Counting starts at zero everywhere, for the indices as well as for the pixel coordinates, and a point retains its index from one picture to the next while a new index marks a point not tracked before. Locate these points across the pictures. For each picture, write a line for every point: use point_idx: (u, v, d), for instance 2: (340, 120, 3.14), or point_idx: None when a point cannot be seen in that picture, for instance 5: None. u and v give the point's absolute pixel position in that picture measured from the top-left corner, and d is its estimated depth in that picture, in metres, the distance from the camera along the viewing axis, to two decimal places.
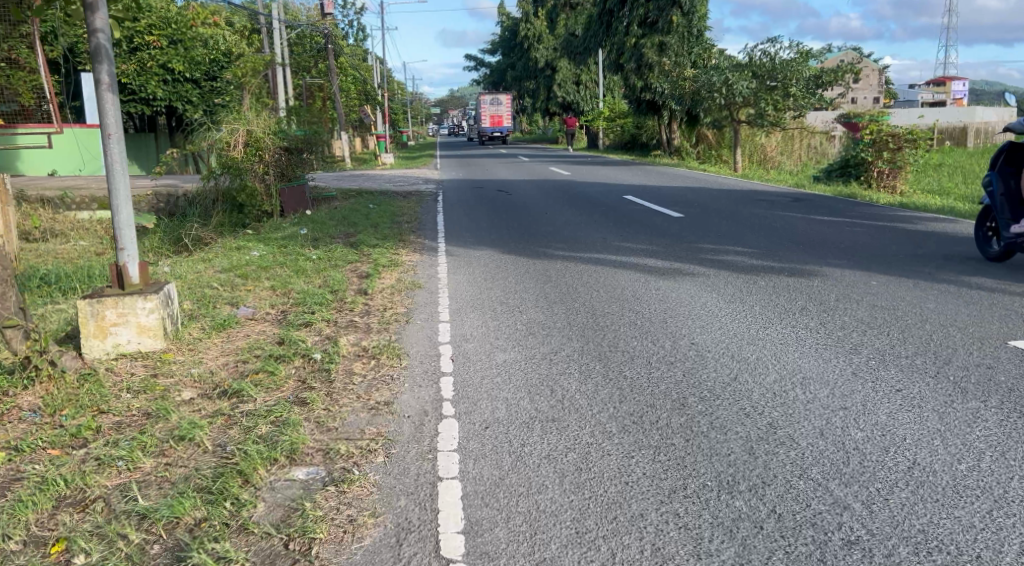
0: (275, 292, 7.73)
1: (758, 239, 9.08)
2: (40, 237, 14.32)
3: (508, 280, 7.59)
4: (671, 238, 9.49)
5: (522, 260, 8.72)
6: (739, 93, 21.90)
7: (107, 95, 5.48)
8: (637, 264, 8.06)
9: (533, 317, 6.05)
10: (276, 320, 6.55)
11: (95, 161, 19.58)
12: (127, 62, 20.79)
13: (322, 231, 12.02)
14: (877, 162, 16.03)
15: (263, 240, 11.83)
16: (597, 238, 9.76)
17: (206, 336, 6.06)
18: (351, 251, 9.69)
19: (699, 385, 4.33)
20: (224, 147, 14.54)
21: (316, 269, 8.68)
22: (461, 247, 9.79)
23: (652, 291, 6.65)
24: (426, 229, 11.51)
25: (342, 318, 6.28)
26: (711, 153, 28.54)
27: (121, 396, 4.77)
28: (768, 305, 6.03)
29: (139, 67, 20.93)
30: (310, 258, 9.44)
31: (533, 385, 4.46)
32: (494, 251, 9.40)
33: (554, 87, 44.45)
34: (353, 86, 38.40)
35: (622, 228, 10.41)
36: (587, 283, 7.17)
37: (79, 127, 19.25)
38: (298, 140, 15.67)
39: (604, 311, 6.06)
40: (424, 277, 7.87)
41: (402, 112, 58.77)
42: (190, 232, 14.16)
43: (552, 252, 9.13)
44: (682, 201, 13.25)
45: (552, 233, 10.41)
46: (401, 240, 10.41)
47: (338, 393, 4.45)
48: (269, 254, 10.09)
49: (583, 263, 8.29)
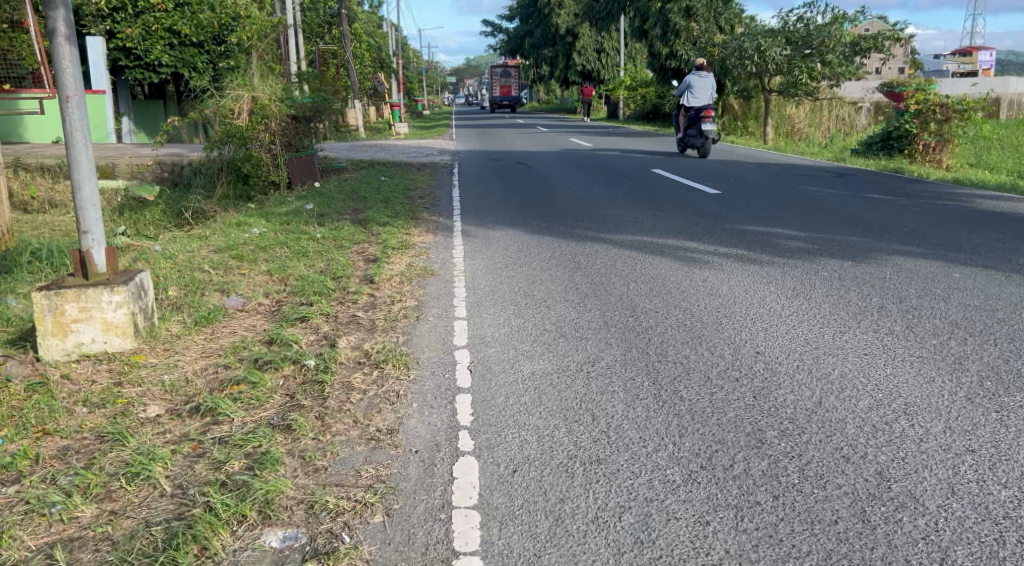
0: (273, 277, 6.94)
1: (808, 220, 8.18)
2: (37, 208, 13.65)
3: (532, 267, 6.75)
4: (710, 217, 8.60)
5: (547, 243, 7.88)
6: (771, 61, 20.80)
7: (64, 49, 4.65)
8: (676, 249, 7.20)
9: (562, 314, 5.23)
10: (270, 313, 5.76)
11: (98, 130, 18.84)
12: (132, 25, 19.93)
13: (330, 206, 11.20)
14: (923, 134, 14.99)
15: (267, 215, 11.05)
16: (629, 217, 8.88)
17: (188, 332, 5.29)
18: (359, 230, 8.88)
19: (775, 414, 3.48)
20: (228, 115, 13.66)
21: (319, 251, 7.88)
22: (479, 226, 8.96)
23: (700, 285, 5.79)
24: (441, 205, 10.68)
25: (344, 312, 5.47)
26: (738, 125, 27.35)
27: (75, 412, 4.00)
28: (840, 301, 5.15)
29: (144, 31, 20.08)
30: (315, 239, 8.64)
31: (568, 409, 3.63)
32: (515, 231, 8.57)
33: (573, 55, 43.14)
34: (366, 53, 37.34)
35: (654, 206, 9.53)
36: (622, 273, 6.32)
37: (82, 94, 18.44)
38: (306, 108, 14.79)
39: (646, 309, 5.21)
40: (437, 262, 7.05)
41: (417, 81, 57.45)
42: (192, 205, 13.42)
43: (580, 232, 8.27)
44: (715, 177, 12.31)
45: (578, 211, 9.53)
46: (414, 218, 9.58)
47: (331, 416, 3.64)
48: (271, 233, 9.29)
49: (614, 247, 7.44)
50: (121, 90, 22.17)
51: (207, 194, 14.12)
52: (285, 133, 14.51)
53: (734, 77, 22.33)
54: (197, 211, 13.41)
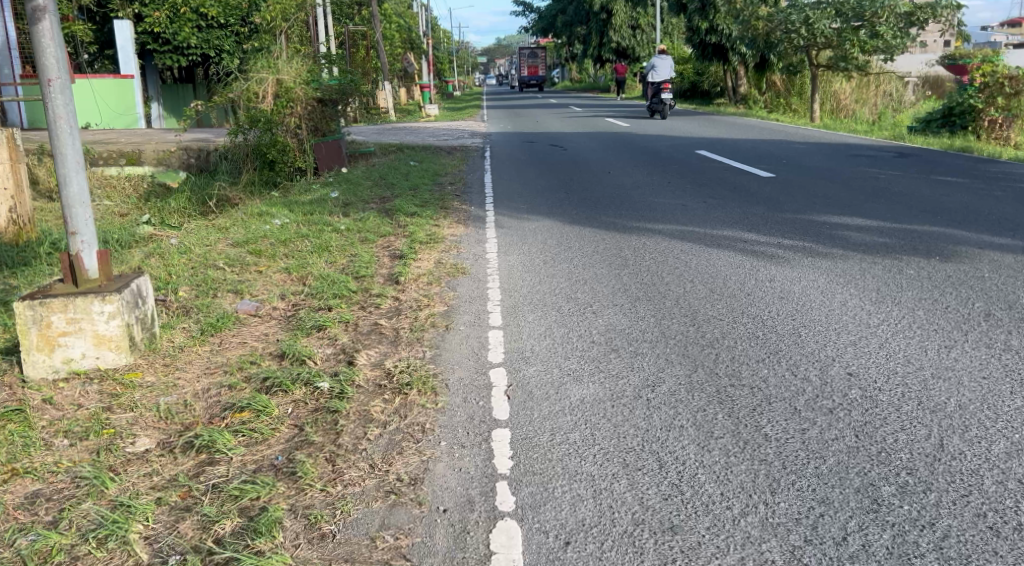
0: (291, 276, 6.39)
1: (876, 207, 7.45)
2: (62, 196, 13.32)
3: (574, 264, 6.11)
4: (766, 204, 7.89)
5: (588, 234, 7.25)
6: (820, 34, 19.83)
7: (44, 25, 4.06)
8: (733, 241, 6.52)
9: (611, 324, 4.60)
10: (285, 319, 5.19)
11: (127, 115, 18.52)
12: (160, 8, 19.55)
13: (356, 194, 10.67)
14: (989, 109, 14.11)
15: (291, 203, 10.55)
16: (677, 206, 8.21)
17: (194, 342, 4.73)
18: (386, 222, 8.31)
19: (888, 460, 2.82)
20: (252, 99, 13.15)
21: (343, 245, 7.32)
22: (514, 216, 8.34)
23: (766, 287, 5.11)
24: (474, 192, 10.07)
25: (366, 321, 4.89)
26: (779, 102, 26.14)
27: (53, 446, 3.44)
28: (936, 309, 4.45)
29: (172, 13, 19.69)
30: (338, 232, 8.08)
31: (629, 450, 3.01)
32: (554, 222, 7.93)
33: (608, 32, 42.05)
34: (397, 34, 36.71)
35: (703, 193, 8.82)
36: (675, 271, 5.67)
37: (108, 78, 18.08)
38: (332, 90, 14.22)
39: (708, 318, 4.56)
40: (470, 258, 6.45)
41: (448, 61, 56.73)
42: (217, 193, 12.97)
43: (624, 222, 7.61)
44: (764, 159, 11.55)
45: (620, 199, 8.86)
46: (444, 207, 8.99)
47: (344, 459, 3.05)
48: (293, 224, 8.76)
49: (664, 239, 6.78)
50: (150, 75, 21.82)
51: (232, 181, 13.65)
52: (311, 116, 13.97)
53: (779, 52, 21.38)
54: (221, 198, 12.95)
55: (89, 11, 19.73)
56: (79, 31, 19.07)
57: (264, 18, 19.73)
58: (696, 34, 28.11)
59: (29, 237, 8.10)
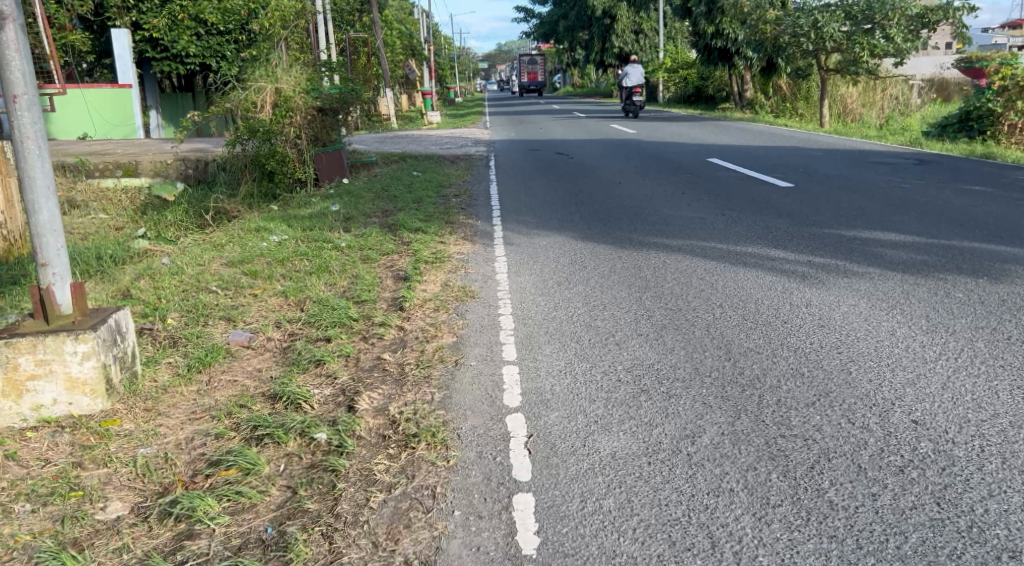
0: (288, 301, 5.97)
1: (908, 220, 7.03)
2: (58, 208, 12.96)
3: (590, 286, 5.70)
4: (790, 218, 7.48)
5: (604, 251, 6.83)
6: (829, 38, 19.44)
7: (9, 35, 3.65)
8: (760, 259, 6.10)
9: (637, 358, 4.18)
10: (280, 353, 4.78)
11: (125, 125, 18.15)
12: (158, 16, 19.17)
13: (357, 207, 10.26)
14: (1008, 113, 13.69)
15: (291, 217, 10.15)
16: (695, 220, 7.79)
17: (180, 380, 4.31)
18: (388, 240, 7.90)
19: (984, 539, 2.46)
20: (250, 109, 12.75)
21: (343, 265, 6.90)
22: (523, 231, 7.94)
23: (803, 314, 4.70)
24: (480, 205, 9.68)
25: (368, 355, 4.47)
26: (785, 106, 25.74)
27: (12, 514, 3.03)
28: (1000, 341, 4.02)
29: (171, 21, 19.31)
30: (338, 250, 7.67)
31: (675, 524, 2.63)
32: (566, 239, 7.51)
33: (611, 37, 41.66)
34: (398, 41, 36.36)
35: (722, 206, 8.41)
36: (701, 294, 5.26)
37: (106, 88, 17.70)
38: (333, 99, 13.82)
39: (743, 352, 4.15)
40: (479, 280, 6.04)
41: (449, 68, 56.41)
42: (214, 206, 12.58)
43: (640, 239, 7.20)
44: (781, 168, 11.14)
45: (634, 212, 8.45)
46: (449, 222, 8.57)
47: (342, 537, 2.64)
48: (292, 241, 8.34)
49: (684, 257, 6.35)
50: (149, 84, 21.46)
51: (230, 193, 13.28)
52: (311, 125, 13.58)
53: (787, 57, 21.01)
54: (219, 211, 12.57)
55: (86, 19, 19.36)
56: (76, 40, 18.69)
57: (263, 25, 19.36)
58: (701, 38, 27.71)
59: (19, 254, 7.70)
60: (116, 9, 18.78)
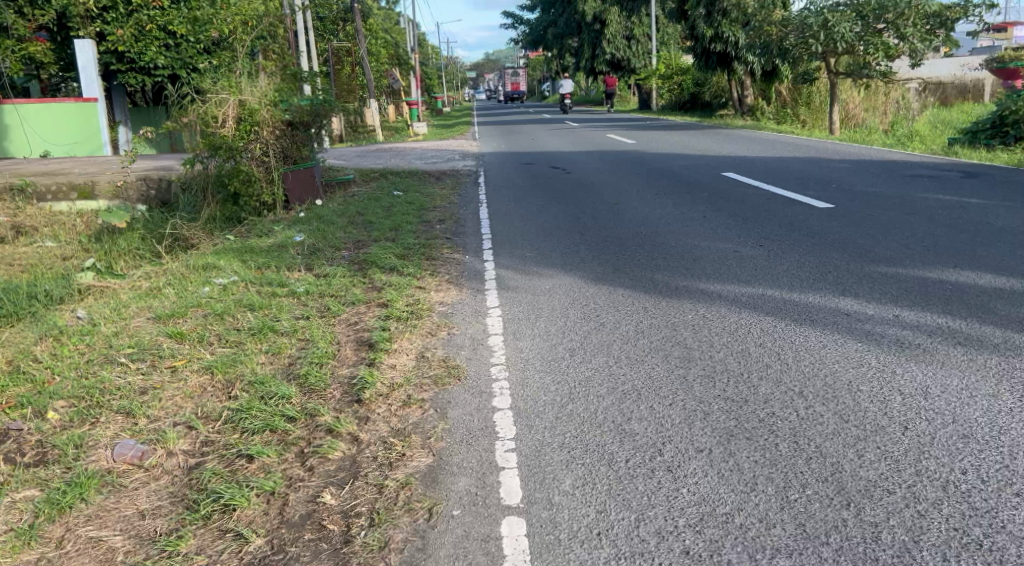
0: (212, 381, 4.53)
1: (999, 255, 5.67)
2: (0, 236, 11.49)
3: (614, 357, 4.32)
4: (847, 253, 6.14)
5: (626, 299, 5.44)
6: (840, 39, 18.09)
7: None
8: (831, 314, 4.74)
9: (704, 498, 2.80)
10: (179, 478, 3.34)
11: (91, 140, 16.51)
12: (124, 25, 17.52)
13: (326, 238, 8.85)
14: None
15: (250, 250, 8.73)
16: (729, 255, 6.41)
17: (13, 540, 2.90)
18: (355, 284, 6.47)
19: None
20: (209, 123, 11.28)
21: (294, 324, 5.49)
22: (521, 270, 6.57)
23: (926, 412, 3.31)
24: (468, 234, 8.30)
25: (302, 490, 3.06)
26: (787, 112, 24.54)
27: None
28: None
29: (137, 32, 17.65)
30: (294, 300, 6.27)
31: None
32: (573, 280, 6.11)
33: (601, 43, 40.23)
34: (382, 49, 34.87)
35: (757, 234, 7.06)
36: (769, 374, 3.88)
37: (69, 102, 16.14)
38: (304, 111, 12.36)
39: (864, 486, 2.79)
40: (465, 346, 4.64)
41: (434, 77, 54.95)
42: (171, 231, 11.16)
43: (666, 281, 5.82)
44: (809, 184, 9.83)
45: (653, 244, 7.09)
46: (430, 258, 7.15)
47: None
48: (240, 286, 6.92)
49: (729, 310, 4.99)
50: (116, 97, 19.96)
51: (190, 216, 11.80)
52: (281, 140, 12.03)
53: (793, 59, 19.74)
54: (177, 238, 11.09)
55: (47, 29, 17.83)
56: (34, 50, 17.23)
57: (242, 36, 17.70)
58: (699, 42, 26.47)
59: None
60: (79, 18, 17.25)
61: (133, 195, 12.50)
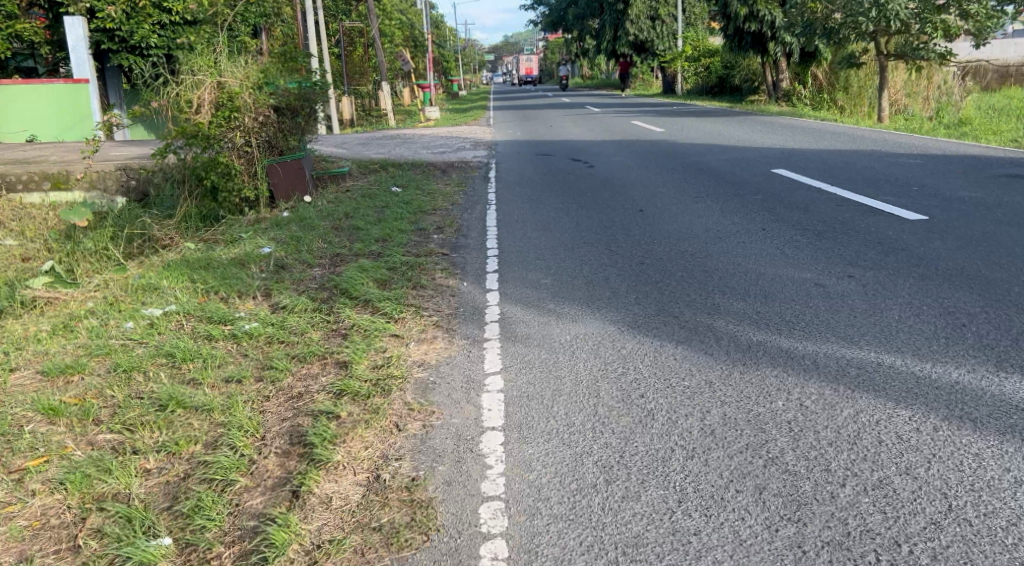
0: (61, 507, 3.00)
1: None
2: None
3: (677, 489, 2.74)
4: (976, 294, 4.53)
5: (679, 369, 3.81)
6: (893, 17, 16.23)
7: None
8: (1005, 408, 3.13)
9: None
10: None
11: (87, 118, 14.72)
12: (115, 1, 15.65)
13: (299, 250, 7.28)
14: None
15: (208, 264, 7.19)
16: (812, 293, 4.81)
17: None
18: (315, 326, 4.93)
19: None
20: (183, 109, 9.32)
21: (218, 396, 3.96)
22: (533, 308, 4.99)
23: None
24: (468, 250, 6.73)
25: None
26: (823, 97, 22.74)
27: None
28: None
29: (129, 8, 15.79)
30: (231, 349, 4.74)
31: None
32: (603, 328, 4.52)
33: (625, 25, 38.21)
34: (395, 30, 32.97)
35: (841, 261, 5.46)
36: (951, 554, 2.32)
37: (57, 82, 14.42)
38: (293, 95, 10.30)
39: None
40: (445, 458, 3.05)
41: (448, 60, 52.91)
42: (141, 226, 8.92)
43: (734, 334, 4.22)
44: (884, 186, 8.17)
45: (705, 271, 5.48)
46: (418, 286, 5.58)
47: None
48: (175, 322, 5.40)
49: (841, 394, 3.38)
50: (111, 80, 18.32)
51: (163, 213, 9.54)
52: (266, 128, 9.89)
53: (840, 39, 17.92)
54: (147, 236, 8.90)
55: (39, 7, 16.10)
56: (22, 28, 15.48)
57: (242, 15, 15.98)
58: (732, 21, 24.71)
59: None
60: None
61: (113, 185, 10.20)
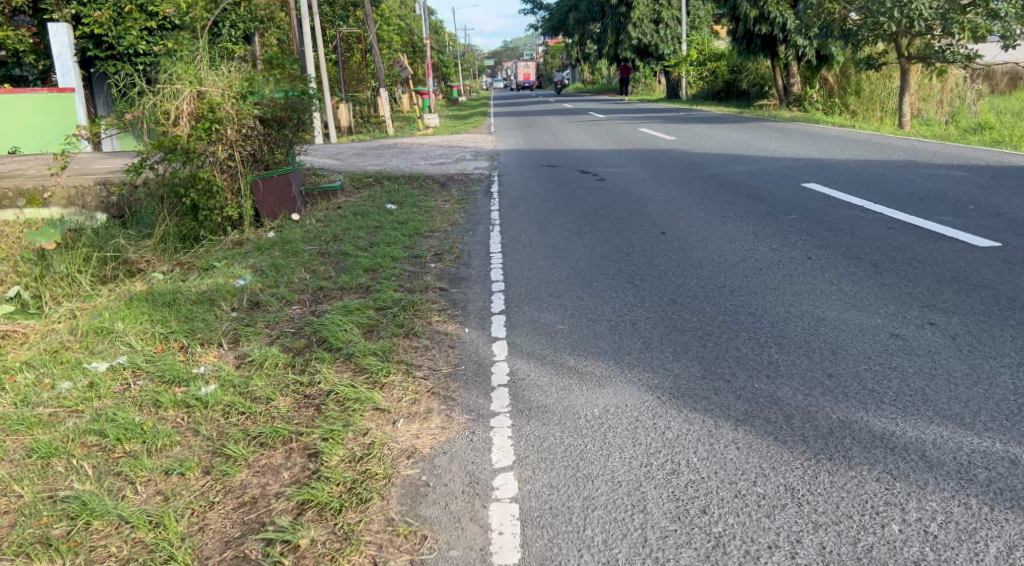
0: None
1: None
2: None
3: None
4: None
5: (745, 465, 2.94)
6: (917, 17, 15.39)
7: None
8: None
9: None
10: None
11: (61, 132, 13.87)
12: (101, 6, 14.68)
13: (278, 283, 6.38)
14: None
15: (174, 297, 6.27)
16: (895, 349, 3.92)
17: None
18: (285, 390, 4.02)
19: None
20: (160, 121, 8.15)
21: (150, 500, 3.06)
22: (548, 367, 4.09)
23: None
24: (469, 283, 5.84)
25: None
26: (836, 101, 21.92)
27: None
28: None
29: (115, 13, 14.80)
30: (179, 422, 3.82)
31: None
32: (638, 397, 3.62)
33: (627, 28, 37.33)
34: (393, 34, 31.96)
35: (916, 304, 4.56)
36: None
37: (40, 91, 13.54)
38: (278, 106, 9.17)
39: None
40: None
41: (446, 65, 51.92)
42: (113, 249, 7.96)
43: (813, 414, 3.30)
44: (934, 203, 7.31)
45: (753, 316, 4.59)
46: (411, 334, 4.69)
47: None
48: (119, 380, 4.49)
49: (978, 516, 2.53)
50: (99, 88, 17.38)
51: (139, 233, 8.59)
52: (250, 141, 8.79)
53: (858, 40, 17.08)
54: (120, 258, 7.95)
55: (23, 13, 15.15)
56: (4, 35, 14.44)
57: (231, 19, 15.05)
58: (741, 22, 23.87)
59: None
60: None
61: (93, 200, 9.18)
